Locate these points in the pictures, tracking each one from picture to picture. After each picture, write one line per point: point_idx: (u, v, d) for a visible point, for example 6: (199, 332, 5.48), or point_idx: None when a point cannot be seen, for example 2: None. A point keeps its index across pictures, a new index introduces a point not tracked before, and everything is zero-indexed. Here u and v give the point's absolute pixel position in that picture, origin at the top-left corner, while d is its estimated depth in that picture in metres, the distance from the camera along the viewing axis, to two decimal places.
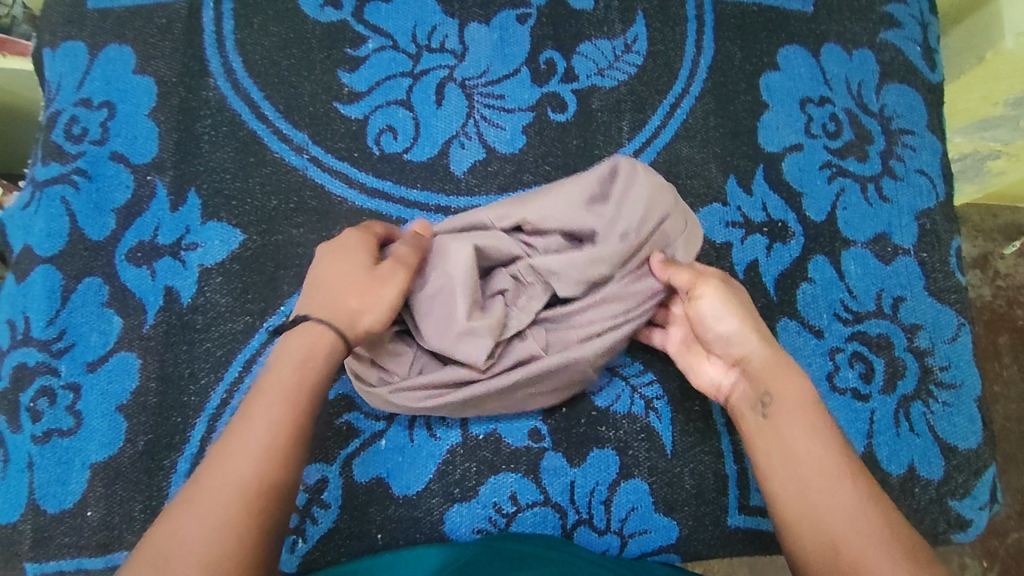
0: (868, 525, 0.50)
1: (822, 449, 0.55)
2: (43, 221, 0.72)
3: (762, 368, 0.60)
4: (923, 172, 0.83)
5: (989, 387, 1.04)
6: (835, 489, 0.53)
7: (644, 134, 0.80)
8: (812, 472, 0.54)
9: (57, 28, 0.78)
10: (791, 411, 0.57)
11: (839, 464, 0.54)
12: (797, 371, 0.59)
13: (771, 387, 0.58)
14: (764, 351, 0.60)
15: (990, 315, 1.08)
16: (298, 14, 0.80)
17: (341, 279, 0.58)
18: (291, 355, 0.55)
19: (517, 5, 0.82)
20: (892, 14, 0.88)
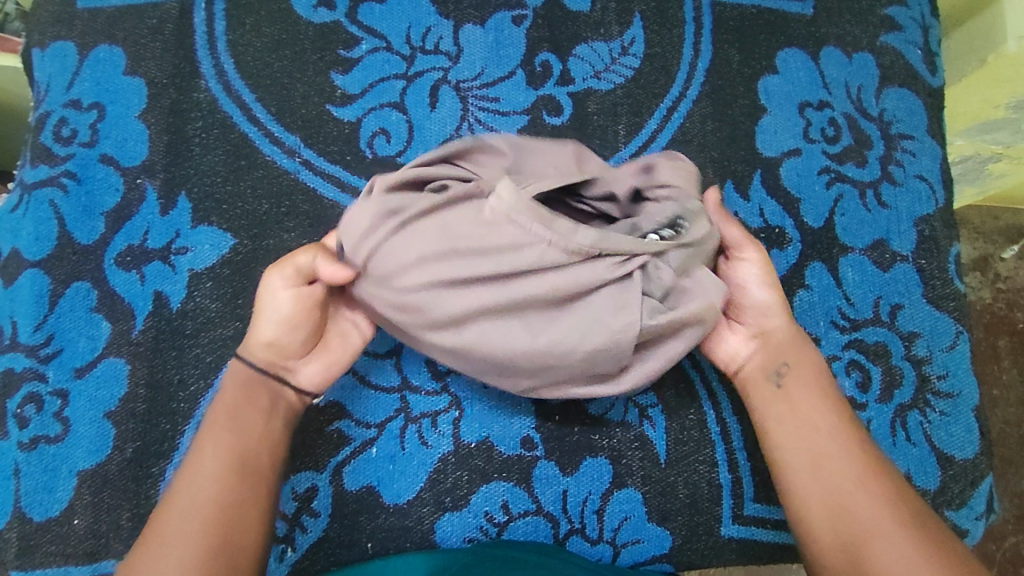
0: (872, 484, 0.54)
1: (831, 422, 0.58)
2: (31, 224, 0.71)
3: (775, 341, 0.63)
4: (923, 177, 0.82)
5: (988, 391, 1.04)
6: (842, 454, 0.56)
7: (640, 137, 0.80)
8: (823, 441, 0.57)
9: (46, 28, 0.77)
10: (802, 379, 0.61)
11: (848, 433, 0.57)
12: (810, 350, 0.63)
13: (785, 360, 0.62)
14: (785, 326, 0.63)
15: (989, 318, 1.07)
16: (291, 14, 0.79)
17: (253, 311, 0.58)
18: (233, 380, 0.58)
19: (513, 7, 0.81)
20: (893, 17, 0.87)
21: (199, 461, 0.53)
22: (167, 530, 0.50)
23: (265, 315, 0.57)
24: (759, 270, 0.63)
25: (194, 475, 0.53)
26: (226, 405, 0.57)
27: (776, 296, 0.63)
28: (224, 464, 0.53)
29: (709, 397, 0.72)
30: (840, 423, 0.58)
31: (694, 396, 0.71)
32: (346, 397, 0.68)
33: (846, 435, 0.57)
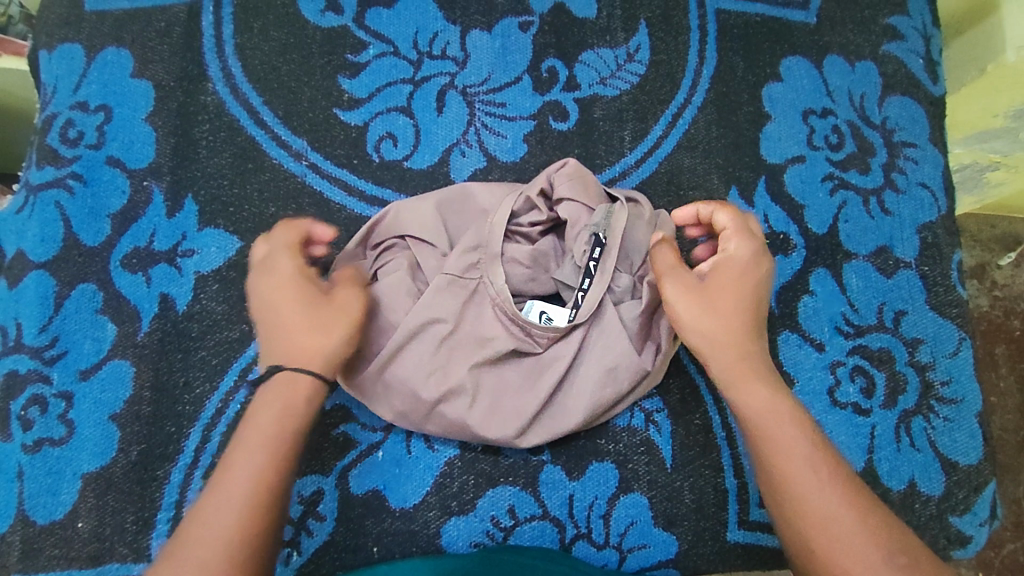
0: (844, 528, 0.50)
1: (790, 463, 0.53)
2: (37, 226, 0.70)
3: (723, 373, 0.58)
4: (925, 185, 0.83)
5: (986, 398, 1.05)
6: (805, 497, 0.52)
7: (646, 143, 0.80)
8: (784, 484, 0.53)
9: (53, 29, 0.77)
10: (754, 419, 0.56)
11: (813, 470, 0.53)
12: (762, 380, 0.58)
13: (734, 395, 0.58)
14: (721, 360, 0.59)
15: (986, 325, 1.08)
16: (298, 18, 0.79)
17: (291, 302, 0.57)
18: (289, 380, 0.55)
19: (520, 13, 0.82)
20: (894, 26, 0.88)
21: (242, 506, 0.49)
22: (209, 550, 0.48)
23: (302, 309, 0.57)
24: (692, 303, 0.59)
25: (243, 482, 0.50)
26: (279, 409, 0.54)
27: (710, 327, 0.59)
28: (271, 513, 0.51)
29: (714, 402, 0.72)
30: (801, 457, 0.53)
31: (700, 400, 0.72)
32: (352, 399, 0.68)
33: (812, 467, 0.53)
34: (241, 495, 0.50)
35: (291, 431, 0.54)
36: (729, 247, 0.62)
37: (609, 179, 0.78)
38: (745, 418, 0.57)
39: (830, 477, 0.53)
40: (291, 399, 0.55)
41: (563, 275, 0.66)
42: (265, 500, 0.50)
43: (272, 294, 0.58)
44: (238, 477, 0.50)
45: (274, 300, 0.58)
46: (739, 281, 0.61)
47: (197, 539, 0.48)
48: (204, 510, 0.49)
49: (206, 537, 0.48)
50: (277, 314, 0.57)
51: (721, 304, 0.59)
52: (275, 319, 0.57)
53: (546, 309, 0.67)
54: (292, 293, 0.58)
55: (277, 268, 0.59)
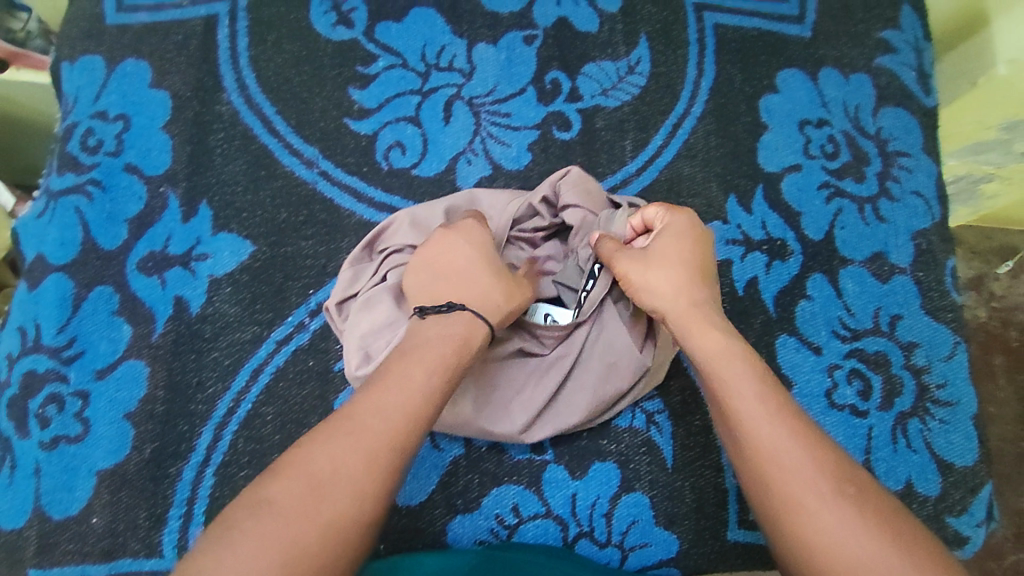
0: (793, 458, 0.48)
1: (740, 394, 0.51)
2: (57, 230, 0.73)
3: (676, 319, 0.58)
4: (919, 194, 0.85)
5: (985, 408, 1.07)
6: (756, 429, 0.50)
7: (646, 152, 0.82)
8: (737, 416, 0.51)
9: (75, 42, 0.80)
10: (706, 357, 0.55)
11: (764, 405, 0.51)
12: (716, 325, 0.56)
13: (688, 338, 0.56)
14: (675, 310, 0.58)
15: (984, 336, 1.10)
16: (310, 32, 0.82)
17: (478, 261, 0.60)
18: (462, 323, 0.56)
19: (524, 27, 0.85)
20: (887, 40, 0.91)
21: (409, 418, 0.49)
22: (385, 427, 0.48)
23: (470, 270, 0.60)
24: (641, 274, 0.60)
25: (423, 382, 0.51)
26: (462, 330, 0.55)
27: (661, 283, 0.59)
28: (424, 433, 0.50)
29: None
30: (750, 390, 0.51)
31: (699, 402, 0.73)
32: None
33: (759, 395, 0.51)
34: (403, 403, 0.49)
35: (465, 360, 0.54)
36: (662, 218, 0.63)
37: (610, 188, 0.81)
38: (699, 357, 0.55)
39: (779, 409, 0.50)
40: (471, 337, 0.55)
41: (565, 277, 0.68)
42: (422, 419, 0.49)
43: (463, 245, 0.61)
44: (408, 387, 0.50)
45: (461, 249, 0.61)
46: (681, 242, 0.61)
47: (366, 425, 0.47)
48: (375, 399, 0.49)
49: (389, 415, 0.48)
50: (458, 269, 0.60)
51: (670, 266, 0.60)
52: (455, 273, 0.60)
53: (551, 313, 0.68)
54: (476, 249, 0.61)
55: (470, 232, 0.63)
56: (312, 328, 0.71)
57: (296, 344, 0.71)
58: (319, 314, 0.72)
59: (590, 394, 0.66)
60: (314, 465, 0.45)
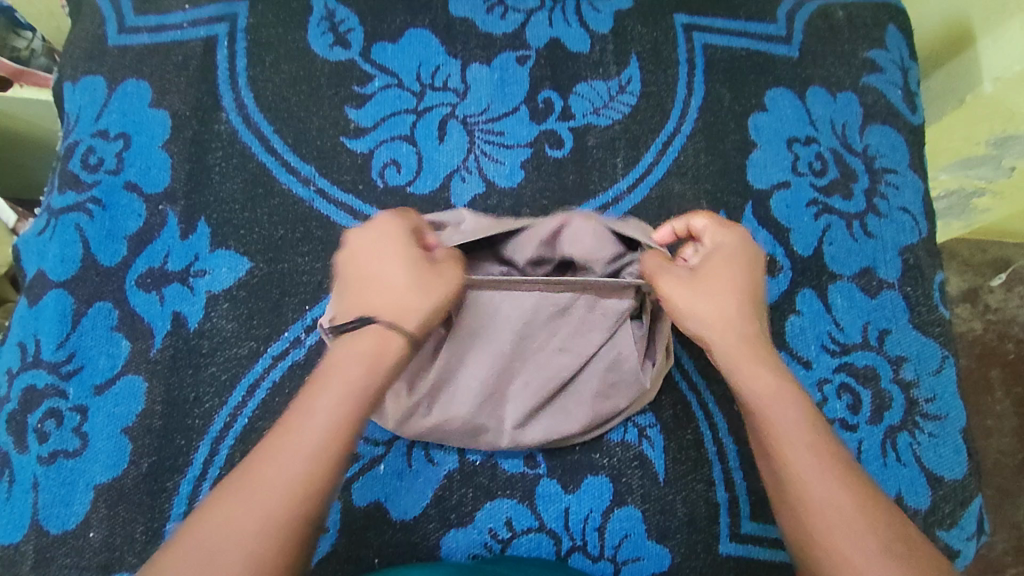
0: (838, 508, 0.51)
1: (790, 439, 0.54)
2: (58, 247, 0.74)
3: (728, 360, 0.60)
4: (906, 210, 0.86)
5: (983, 421, 1.14)
6: (805, 475, 0.53)
7: (637, 170, 0.84)
8: (785, 461, 0.54)
9: (78, 63, 0.81)
10: (758, 397, 0.57)
11: (812, 452, 0.54)
12: (769, 365, 0.59)
13: (740, 376, 0.59)
14: (724, 343, 0.60)
15: (981, 349, 1.17)
16: (308, 53, 0.83)
17: (390, 263, 0.58)
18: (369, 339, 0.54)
19: (517, 48, 0.87)
20: (873, 59, 0.92)
21: (315, 459, 0.48)
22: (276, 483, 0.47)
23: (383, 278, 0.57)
24: (689, 297, 0.61)
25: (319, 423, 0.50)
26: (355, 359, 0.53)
27: (710, 313, 0.60)
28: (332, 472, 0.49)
29: (705, 418, 0.74)
30: (801, 439, 0.54)
31: (691, 416, 0.74)
32: None
33: (808, 441, 0.54)
34: (308, 446, 0.48)
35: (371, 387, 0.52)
36: (720, 240, 0.65)
37: (602, 204, 0.82)
38: (749, 397, 0.58)
39: (830, 460, 0.53)
40: (382, 352, 0.54)
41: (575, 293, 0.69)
42: (333, 457, 0.49)
43: (378, 244, 0.59)
44: (310, 426, 0.49)
45: (377, 248, 0.59)
46: (732, 265, 0.63)
47: (265, 477, 0.47)
48: (274, 447, 0.49)
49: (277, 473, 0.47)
50: (368, 274, 0.58)
51: (720, 292, 0.61)
52: (365, 279, 0.58)
53: None
54: (393, 248, 0.59)
55: (382, 227, 0.60)
56: (308, 343, 0.72)
57: (293, 358, 0.72)
58: (315, 329, 0.73)
59: (588, 410, 0.69)
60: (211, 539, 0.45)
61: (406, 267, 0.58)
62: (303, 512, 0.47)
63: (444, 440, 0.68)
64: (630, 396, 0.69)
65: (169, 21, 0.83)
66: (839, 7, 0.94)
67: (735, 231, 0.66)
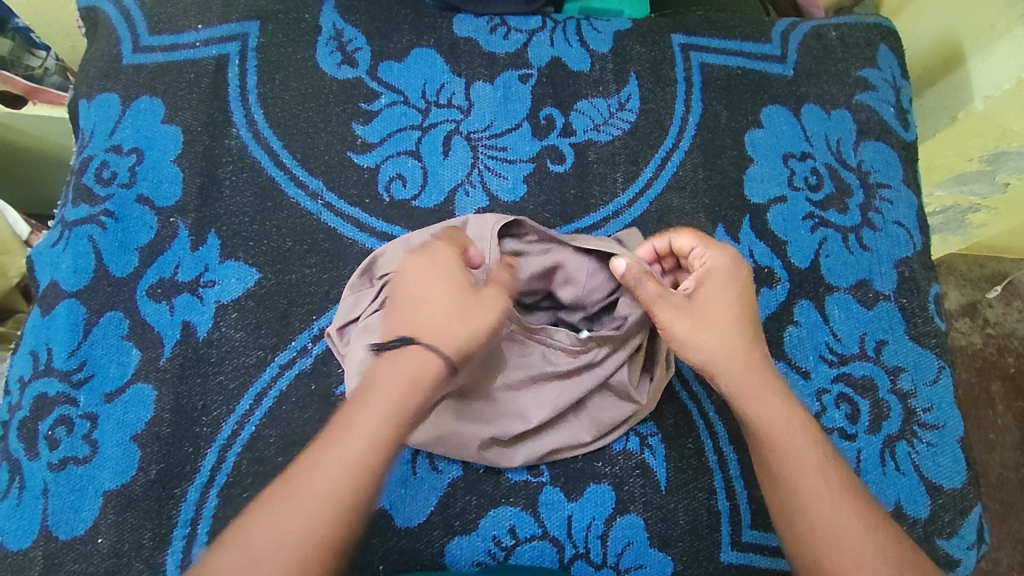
0: (850, 538, 0.55)
1: (802, 470, 0.59)
2: (71, 258, 0.76)
3: (734, 387, 0.63)
4: (901, 223, 0.88)
5: (985, 435, 1.14)
6: (816, 505, 0.57)
7: (637, 184, 0.86)
8: (796, 490, 0.58)
9: (94, 81, 0.84)
10: (769, 427, 0.61)
11: (821, 482, 0.58)
12: (779, 394, 0.63)
13: (750, 407, 0.62)
14: (733, 376, 0.63)
15: (981, 362, 1.19)
16: (317, 71, 0.86)
17: (441, 289, 0.62)
18: (411, 359, 0.58)
19: (520, 67, 0.89)
20: (866, 77, 0.95)
21: (353, 468, 0.52)
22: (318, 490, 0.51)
23: (429, 302, 0.61)
24: (690, 326, 0.64)
25: (360, 435, 0.53)
26: (400, 380, 0.56)
27: (718, 345, 0.64)
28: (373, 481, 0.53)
29: (706, 427, 0.75)
30: (809, 463, 0.59)
31: (692, 424, 0.75)
32: None
33: (818, 472, 0.59)
34: (350, 456, 0.52)
35: (411, 405, 0.56)
36: (709, 260, 0.68)
37: (603, 218, 0.84)
38: (760, 426, 0.61)
39: (840, 490, 0.58)
40: (419, 373, 0.57)
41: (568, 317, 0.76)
42: (371, 467, 0.53)
43: (426, 270, 0.63)
44: (352, 440, 0.53)
45: (431, 274, 0.63)
46: (729, 285, 0.67)
47: (306, 485, 0.51)
48: (315, 456, 0.53)
49: (320, 481, 0.51)
50: (417, 298, 0.62)
51: (720, 319, 0.65)
52: (416, 302, 0.61)
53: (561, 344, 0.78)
54: (442, 275, 0.63)
55: (440, 254, 0.65)
56: (315, 352, 0.74)
57: (299, 368, 0.73)
58: (321, 339, 0.74)
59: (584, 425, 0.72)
60: (253, 542, 0.49)
61: (452, 295, 0.61)
62: (337, 519, 0.50)
63: (451, 451, 0.69)
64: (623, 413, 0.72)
65: (183, 40, 0.86)
66: (832, 28, 0.97)
67: (725, 248, 0.69)
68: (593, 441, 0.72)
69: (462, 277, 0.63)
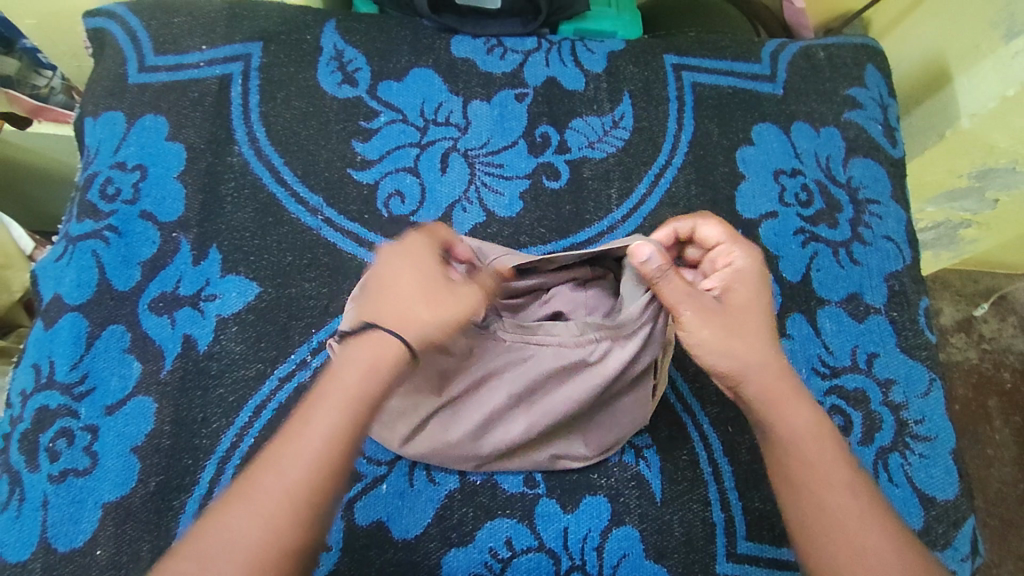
0: (876, 553, 0.56)
1: (831, 483, 0.59)
2: (74, 272, 0.77)
3: (762, 394, 0.62)
4: (890, 238, 0.90)
5: (983, 450, 1.15)
6: (844, 516, 0.57)
7: (632, 201, 0.88)
8: (828, 503, 0.58)
9: (99, 99, 0.86)
10: (797, 438, 0.61)
11: (849, 495, 0.58)
12: (807, 406, 0.62)
13: (779, 416, 0.62)
14: (761, 383, 0.62)
15: (977, 378, 1.20)
16: (318, 90, 0.88)
17: (405, 276, 0.60)
18: (371, 348, 0.57)
19: (516, 86, 0.91)
20: (854, 96, 0.97)
21: (312, 463, 0.52)
22: (275, 491, 0.52)
23: (390, 290, 0.59)
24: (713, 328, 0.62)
25: (317, 430, 0.53)
26: (354, 373, 0.56)
27: (745, 350, 0.62)
28: (333, 471, 0.53)
29: (701, 439, 0.76)
30: (839, 478, 0.59)
31: (686, 437, 0.76)
32: None
33: (846, 483, 0.59)
34: (307, 452, 0.53)
35: (371, 393, 0.56)
36: (738, 262, 0.65)
37: (597, 233, 0.85)
38: (788, 437, 0.61)
39: (865, 504, 0.58)
40: (377, 360, 0.56)
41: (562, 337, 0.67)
42: (329, 457, 0.53)
43: (392, 258, 0.61)
44: (310, 435, 0.53)
45: (398, 259, 0.61)
46: (754, 289, 0.65)
47: (260, 485, 0.52)
48: (277, 454, 0.53)
49: (277, 480, 0.52)
50: (385, 286, 0.60)
51: (746, 320, 0.63)
52: (382, 290, 0.60)
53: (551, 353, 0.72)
54: (410, 263, 0.60)
55: (412, 242, 0.62)
56: (314, 365, 0.75)
57: (298, 380, 0.74)
58: (321, 352, 0.75)
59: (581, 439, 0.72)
60: (208, 549, 0.50)
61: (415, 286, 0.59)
62: (302, 514, 0.51)
63: (447, 462, 0.70)
64: (626, 430, 0.72)
65: (187, 60, 0.88)
66: (820, 48, 1.00)
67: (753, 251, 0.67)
68: (594, 456, 0.72)
69: (428, 262, 0.61)
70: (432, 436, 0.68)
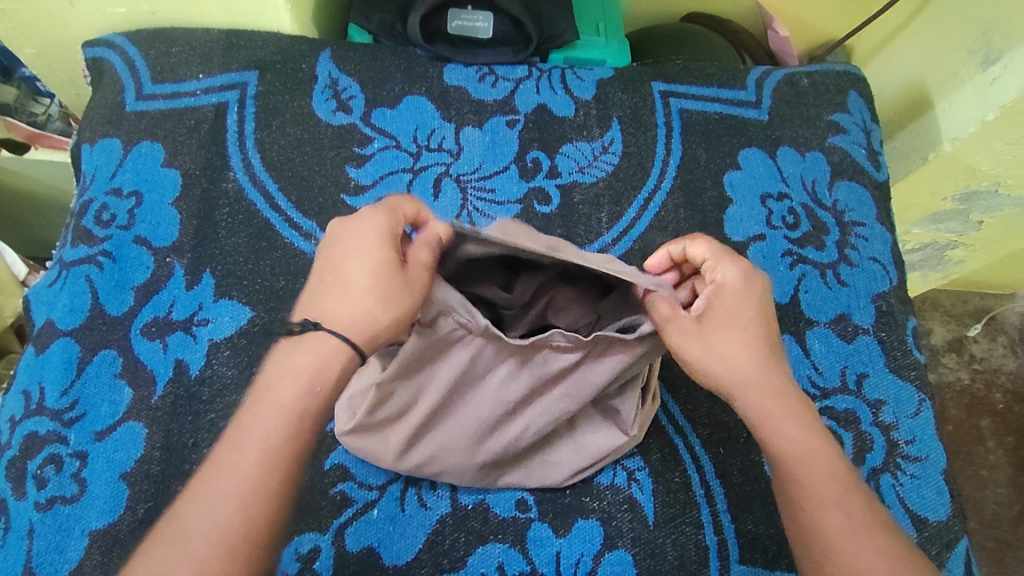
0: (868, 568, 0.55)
1: (822, 499, 0.58)
2: (67, 297, 0.77)
3: (753, 410, 0.62)
4: (876, 259, 0.91)
5: (978, 471, 1.15)
6: (833, 532, 0.57)
7: (621, 224, 0.89)
8: (817, 519, 0.58)
9: (97, 127, 0.87)
10: (786, 454, 0.60)
11: (839, 511, 0.58)
12: (795, 420, 0.61)
13: (769, 433, 0.61)
14: (752, 401, 0.62)
15: (970, 398, 1.20)
16: (312, 117, 0.90)
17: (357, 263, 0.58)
18: (313, 348, 0.55)
19: (507, 113, 0.93)
20: (837, 122, 0.99)
21: (245, 491, 0.49)
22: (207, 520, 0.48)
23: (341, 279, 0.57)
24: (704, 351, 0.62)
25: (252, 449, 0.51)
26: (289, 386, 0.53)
27: (735, 369, 0.62)
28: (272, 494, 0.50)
29: (693, 461, 0.76)
30: (830, 496, 0.58)
31: (678, 459, 0.76)
32: (351, 460, 0.73)
33: (838, 500, 0.58)
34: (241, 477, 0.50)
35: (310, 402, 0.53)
36: (727, 278, 0.64)
37: None
38: (778, 454, 0.61)
39: (859, 519, 0.57)
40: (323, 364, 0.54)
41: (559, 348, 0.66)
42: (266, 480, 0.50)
43: (346, 239, 0.59)
44: (242, 457, 0.50)
45: (352, 243, 0.58)
46: (739, 305, 0.64)
47: (190, 517, 0.49)
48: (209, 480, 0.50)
49: (209, 509, 0.49)
50: (336, 273, 0.58)
51: (738, 338, 0.63)
52: (332, 277, 0.58)
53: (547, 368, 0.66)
54: (365, 247, 0.58)
55: (368, 221, 0.59)
56: None
57: None
58: None
59: (571, 449, 0.72)
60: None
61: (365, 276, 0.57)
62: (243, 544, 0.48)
63: (448, 474, 0.70)
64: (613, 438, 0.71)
65: (184, 89, 0.89)
66: (804, 76, 1.02)
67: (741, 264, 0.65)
68: (588, 468, 0.73)
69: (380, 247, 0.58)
70: (428, 445, 0.68)
